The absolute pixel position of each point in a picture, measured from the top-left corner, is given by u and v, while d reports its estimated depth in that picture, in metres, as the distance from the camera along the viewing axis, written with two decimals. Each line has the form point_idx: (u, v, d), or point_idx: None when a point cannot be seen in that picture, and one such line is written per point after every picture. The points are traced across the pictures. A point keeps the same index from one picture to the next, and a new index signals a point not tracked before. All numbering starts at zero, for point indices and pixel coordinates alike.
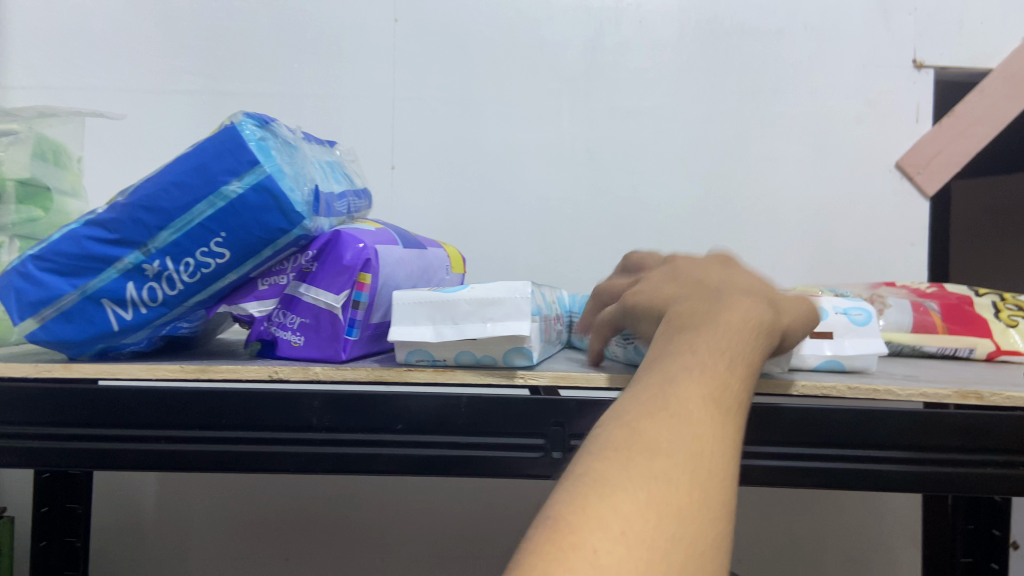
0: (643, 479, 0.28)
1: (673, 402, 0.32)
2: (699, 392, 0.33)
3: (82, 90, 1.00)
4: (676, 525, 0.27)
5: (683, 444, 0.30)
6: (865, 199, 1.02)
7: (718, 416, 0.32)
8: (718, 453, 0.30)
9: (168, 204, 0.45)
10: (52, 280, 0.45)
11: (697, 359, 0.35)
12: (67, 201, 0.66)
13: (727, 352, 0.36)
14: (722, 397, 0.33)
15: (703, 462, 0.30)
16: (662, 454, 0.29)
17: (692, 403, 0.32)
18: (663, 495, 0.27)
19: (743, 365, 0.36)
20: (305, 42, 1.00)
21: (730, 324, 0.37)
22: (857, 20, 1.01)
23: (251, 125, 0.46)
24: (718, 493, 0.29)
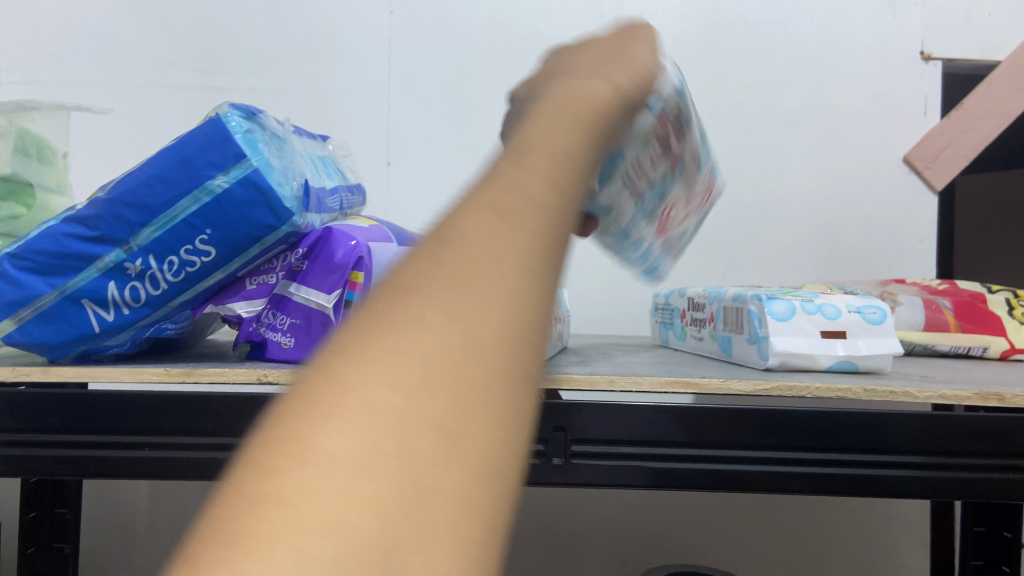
0: (391, 343, 0.15)
1: (461, 202, 0.19)
2: (510, 170, 0.19)
3: (71, 85, 0.98)
4: (455, 417, 0.15)
5: (470, 262, 0.17)
6: (872, 195, 1.00)
7: (541, 195, 0.19)
8: (543, 263, 0.18)
9: (151, 199, 0.43)
10: (30, 280, 0.43)
11: (517, 130, 0.21)
12: (51, 198, 0.64)
13: (566, 109, 0.22)
14: (551, 168, 0.20)
15: (511, 286, 0.17)
16: (432, 294, 0.16)
17: (486, 193, 0.19)
18: (420, 363, 0.15)
19: (598, 131, 0.23)
20: (299, 35, 0.98)
21: (576, 80, 0.24)
22: (863, 11, 0.99)
23: (237, 116, 0.44)
24: (531, 330, 0.17)
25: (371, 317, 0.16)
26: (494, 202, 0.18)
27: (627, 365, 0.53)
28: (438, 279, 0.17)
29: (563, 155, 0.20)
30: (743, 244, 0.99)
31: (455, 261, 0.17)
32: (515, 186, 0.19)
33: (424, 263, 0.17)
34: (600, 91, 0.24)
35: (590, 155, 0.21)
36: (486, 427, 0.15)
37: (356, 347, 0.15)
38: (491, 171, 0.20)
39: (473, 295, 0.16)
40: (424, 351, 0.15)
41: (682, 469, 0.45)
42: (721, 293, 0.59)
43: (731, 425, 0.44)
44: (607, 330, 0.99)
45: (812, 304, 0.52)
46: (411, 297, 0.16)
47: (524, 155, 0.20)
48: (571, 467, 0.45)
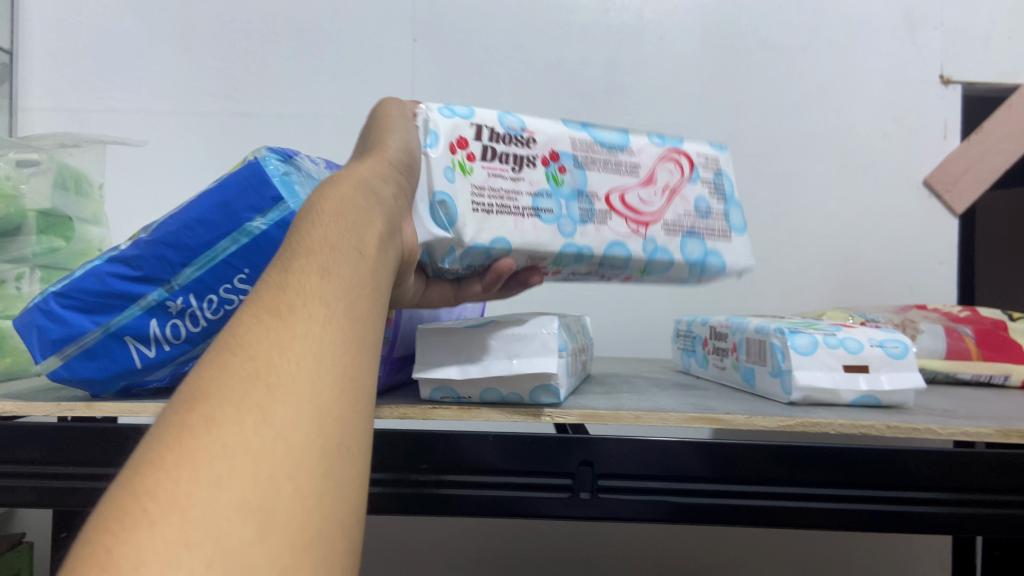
0: (199, 447, 0.20)
1: (249, 322, 0.24)
2: (289, 292, 0.26)
3: (102, 112, 1.00)
4: (270, 498, 0.20)
5: (267, 374, 0.23)
6: (892, 217, 1.00)
7: (325, 314, 0.26)
8: (332, 367, 0.24)
9: (193, 240, 0.45)
10: (75, 318, 0.44)
11: (289, 252, 0.28)
12: (88, 228, 0.67)
13: (336, 233, 0.29)
14: (329, 292, 0.26)
15: (305, 389, 0.23)
16: (236, 401, 0.22)
17: (272, 313, 0.25)
18: (232, 457, 0.20)
19: (364, 251, 0.30)
20: (326, 62, 1.00)
21: (322, 202, 0.31)
22: (882, 36, 1.00)
23: (274, 160, 0.46)
24: (325, 419, 0.23)
25: (176, 426, 0.21)
26: (280, 320, 0.25)
27: (652, 397, 0.54)
28: (240, 389, 0.22)
29: (336, 280, 0.27)
30: (763, 267, 1.00)
31: (248, 372, 0.23)
32: (298, 308, 0.25)
33: (248, 384, 0.22)
34: (357, 215, 0.31)
35: (361, 272, 0.29)
36: (296, 505, 0.20)
37: (168, 458, 0.20)
38: (264, 292, 0.26)
39: (271, 398, 0.22)
40: (232, 448, 0.20)
41: (706, 504, 0.46)
42: (744, 324, 0.59)
43: (758, 460, 0.45)
44: (628, 353, 1.00)
45: (835, 339, 0.53)
46: (211, 406, 0.21)
47: (299, 282, 0.26)
48: (598, 501, 0.46)
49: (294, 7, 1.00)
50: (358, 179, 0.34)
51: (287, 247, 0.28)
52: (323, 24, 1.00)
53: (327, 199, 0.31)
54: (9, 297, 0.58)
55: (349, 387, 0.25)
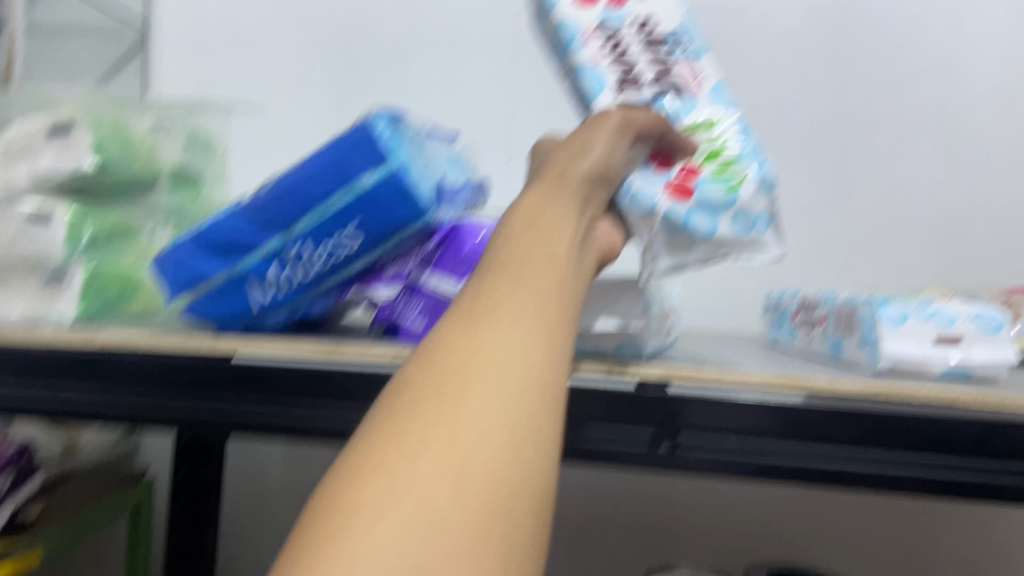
0: (403, 432, 0.29)
1: (451, 332, 0.32)
2: (480, 309, 0.33)
3: (224, 84, 1.07)
4: (469, 454, 0.28)
5: (459, 376, 0.30)
6: (1005, 199, 0.96)
7: (508, 327, 0.32)
8: (511, 369, 0.31)
9: (307, 194, 0.48)
10: (204, 261, 0.50)
11: (486, 275, 0.35)
12: (220, 184, 0.73)
13: (522, 257, 0.35)
14: (512, 309, 0.33)
15: (485, 389, 0.30)
16: (434, 395, 0.30)
17: (467, 327, 0.32)
18: (425, 440, 0.28)
19: (548, 270, 0.35)
20: (431, 37, 1.03)
21: (512, 225, 0.38)
22: (1000, 10, 0.96)
23: (382, 120, 0.49)
24: (502, 410, 0.30)
25: (394, 413, 0.30)
26: (471, 333, 0.32)
27: (735, 361, 0.55)
28: (435, 387, 0.30)
29: (520, 297, 0.33)
30: (862, 247, 0.98)
31: (444, 377, 0.30)
32: (485, 323, 0.32)
33: (447, 374, 0.30)
34: (542, 239, 0.37)
35: (545, 288, 0.34)
36: (486, 459, 0.28)
37: (389, 434, 0.29)
38: (468, 307, 0.33)
39: (458, 393, 0.30)
40: (429, 431, 0.29)
41: (781, 462, 0.47)
42: (835, 296, 0.60)
43: (830, 422, 0.46)
44: (719, 329, 1.00)
45: (925, 310, 0.53)
46: (417, 400, 0.30)
47: (489, 301, 0.33)
48: (677, 456, 0.49)
49: None
50: (545, 202, 0.39)
51: (483, 271, 0.35)
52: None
53: (518, 225, 0.38)
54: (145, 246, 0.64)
55: (529, 385, 0.31)
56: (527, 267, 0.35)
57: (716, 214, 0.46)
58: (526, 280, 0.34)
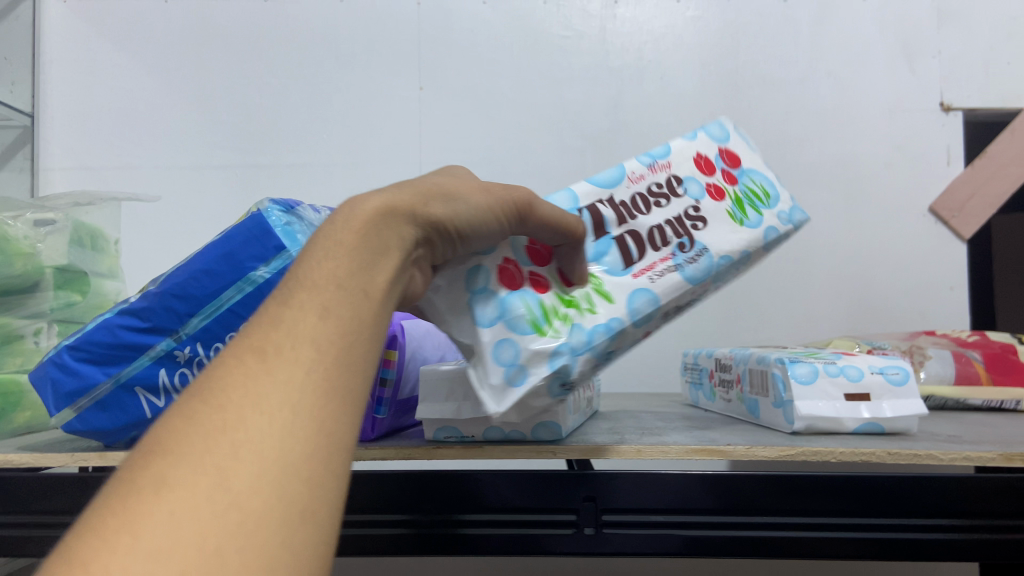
0: (133, 521, 0.17)
1: (227, 366, 0.21)
2: (280, 330, 0.22)
3: (119, 169, 1.03)
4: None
5: (233, 431, 0.19)
6: (900, 244, 1.00)
7: (314, 359, 0.21)
8: (310, 423, 0.20)
9: (199, 291, 0.46)
10: (88, 370, 0.46)
11: (292, 281, 0.24)
12: (104, 283, 0.69)
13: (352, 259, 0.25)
14: (324, 331, 0.22)
15: (269, 454, 0.19)
16: (192, 462, 0.19)
17: (255, 357, 0.21)
18: (166, 538, 0.17)
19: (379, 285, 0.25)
20: (334, 113, 1.03)
21: (345, 205, 0.26)
22: (880, 67, 1.02)
23: (276, 210, 0.47)
24: (287, 489, 0.19)
25: (125, 490, 0.18)
26: (261, 366, 0.21)
27: (655, 430, 0.54)
28: (197, 450, 0.19)
29: (339, 315, 0.23)
30: (773, 297, 1.00)
31: (213, 438, 0.19)
32: (284, 351, 0.21)
33: (206, 436, 0.19)
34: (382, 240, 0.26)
35: (371, 308, 0.24)
36: None
37: (110, 526, 0.17)
38: (257, 327, 0.22)
39: (231, 461, 0.19)
40: (178, 520, 0.17)
41: (711, 536, 0.46)
42: (747, 355, 0.60)
43: (755, 492, 0.46)
44: (641, 388, 1.00)
45: (835, 367, 0.53)
46: (164, 472, 0.18)
47: (295, 318, 0.22)
48: (604, 536, 0.46)
49: (303, 61, 1.03)
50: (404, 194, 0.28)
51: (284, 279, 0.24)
52: (330, 76, 1.03)
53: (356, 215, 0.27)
54: (28, 351, 0.60)
55: (331, 442, 0.21)
56: (356, 265, 0.24)
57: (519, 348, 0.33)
58: (348, 289, 0.23)
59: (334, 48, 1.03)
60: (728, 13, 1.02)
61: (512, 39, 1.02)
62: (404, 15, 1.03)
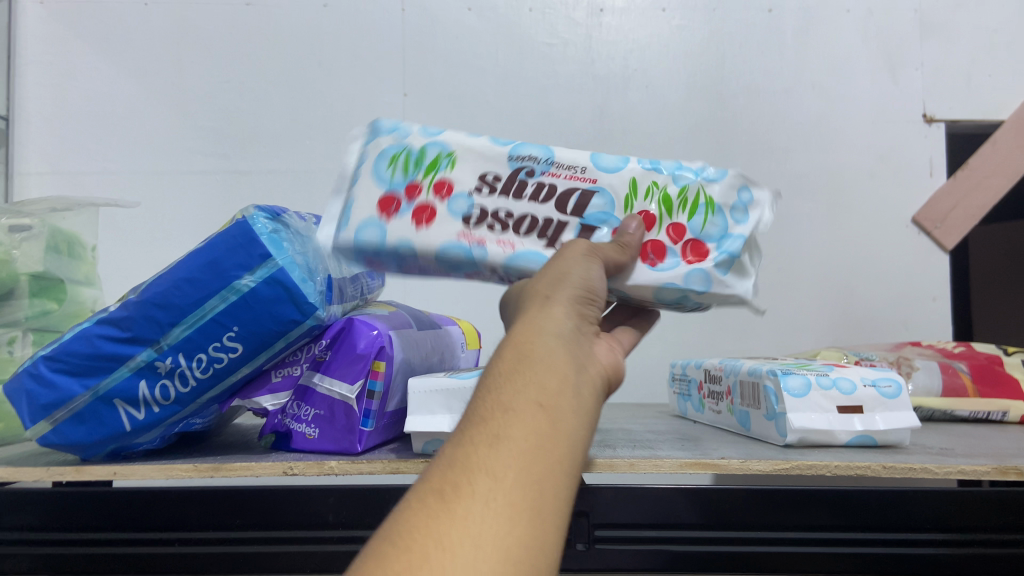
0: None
1: (413, 507, 0.24)
2: (458, 469, 0.25)
3: (96, 174, 1.01)
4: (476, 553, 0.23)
5: (425, 560, 0.22)
6: (884, 255, 1.01)
7: (492, 489, 0.25)
8: (494, 544, 0.23)
9: (181, 300, 0.45)
10: (64, 381, 0.45)
11: (465, 427, 0.28)
12: (81, 289, 0.67)
13: (510, 397, 0.28)
14: (498, 461, 0.26)
15: (498, 529, 0.24)
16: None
17: (436, 498, 0.25)
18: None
19: (545, 406, 0.28)
20: (317, 118, 1.01)
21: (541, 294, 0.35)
22: (865, 78, 1.02)
23: (262, 218, 0.46)
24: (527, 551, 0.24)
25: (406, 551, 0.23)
26: (442, 504, 0.24)
27: (647, 443, 0.53)
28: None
29: (517, 435, 0.27)
30: (757, 308, 1.00)
31: (462, 512, 0.24)
32: (461, 487, 0.25)
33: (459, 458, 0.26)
34: (539, 365, 0.30)
35: (542, 429, 0.27)
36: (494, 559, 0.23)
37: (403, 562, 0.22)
38: (442, 467, 0.26)
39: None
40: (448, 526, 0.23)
41: (698, 552, 0.46)
42: (737, 366, 0.59)
43: (743, 506, 0.46)
44: (626, 398, 0.99)
45: (827, 379, 0.52)
46: (432, 534, 0.23)
47: (468, 458, 0.26)
48: (596, 551, 0.46)
49: (286, 66, 1.02)
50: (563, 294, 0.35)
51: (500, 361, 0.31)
52: (313, 82, 1.02)
53: (509, 352, 0.31)
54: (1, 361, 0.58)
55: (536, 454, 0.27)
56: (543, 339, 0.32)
57: (731, 232, 0.42)
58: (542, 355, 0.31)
59: (317, 53, 1.02)
60: (714, 23, 1.02)
61: (497, 46, 1.02)
62: (389, 20, 1.02)
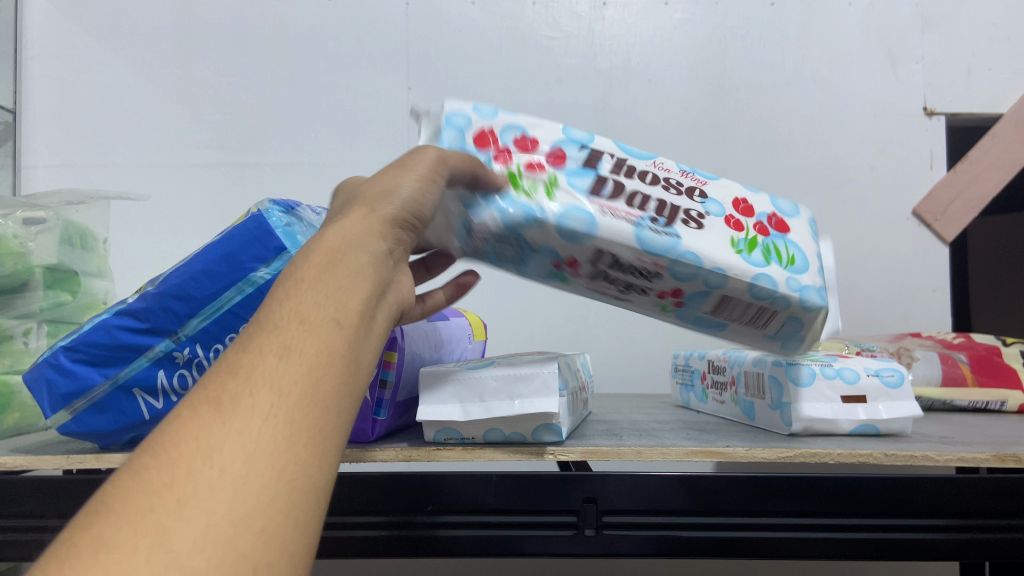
0: (98, 566, 0.19)
1: (185, 419, 0.23)
2: (238, 379, 0.25)
3: (103, 167, 1.02)
4: (241, 479, 0.22)
5: (194, 474, 0.22)
6: (884, 247, 1.02)
7: (273, 406, 0.24)
8: (266, 471, 0.23)
9: (198, 291, 0.46)
10: (84, 371, 0.46)
11: (251, 332, 0.27)
12: (93, 282, 0.68)
13: (307, 307, 0.28)
14: (282, 377, 0.25)
15: (278, 454, 0.23)
16: (135, 521, 0.20)
17: (212, 407, 0.24)
18: (204, 521, 0.21)
19: (340, 321, 0.28)
20: (322, 112, 1.02)
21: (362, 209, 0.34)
22: (866, 71, 1.03)
23: (277, 211, 0.47)
24: (309, 476, 0.24)
25: (158, 478, 0.22)
26: (219, 417, 0.23)
27: (653, 432, 0.54)
28: (144, 506, 0.21)
29: (298, 357, 0.26)
30: None
31: (236, 435, 0.23)
32: (240, 401, 0.24)
33: (233, 369, 0.25)
34: (344, 274, 0.30)
35: (332, 349, 0.27)
36: (264, 484, 0.22)
37: (154, 492, 0.21)
38: (213, 380, 0.25)
39: (174, 515, 0.21)
40: (223, 452, 0.22)
41: (697, 537, 0.47)
42: (742, 357, 0.60)
43: (750, 494, 0.47)
44: (629, 389, 1.00)
45: (831, 369, 0.53)
46: (194, 459, 0.22)
47: (252, 367, 0.25)
48: (605, 537, 0.47)
49: (291, 59, 1.02)
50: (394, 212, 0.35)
51: (306, 265, 0.30)
52: (319, 75, 1.02)
53: (317, 255, 0.30)
54: (17, 352, 0.59)
55: (327, 371, 0.26)
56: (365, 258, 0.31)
57: None
58: (360, 273, 0.30)
59: (322, 46, 1.02)
60: (716, 17, 1.03)
61: (501, 40, 1.02)
62: (393, 14, 1.02)
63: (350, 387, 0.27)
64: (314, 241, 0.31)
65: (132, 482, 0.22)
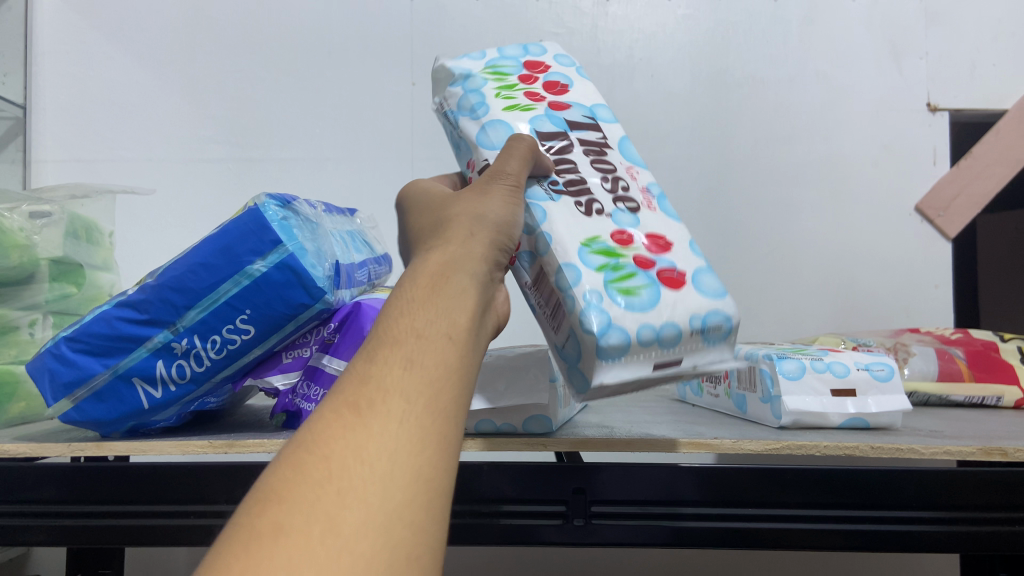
0: (261, 564, 0.19)
1: (326, 421, 0.24)
2: (370, 386, 0.25)
3: (111, 162, 1.04)
4: (386, 483, 0.22)
5: (340, 478, 0.22)
6: (885, 243, 1.02)
7: (405, 413, 0.24)
8: (409, 469, 0.23)
9: (196, 283, 0.47)
10: (85, 360, 0.47)
11: (375, 342, 0.27)
12: (99, 274, 0.69)
13: (424, 322, 0.28)
14: (410, 386, 0.25)
15: (416, 460, 0.23)
16: (303, 513, 0.21)
17: (351, 412, 0.24)
18: (356, 522, 0.21)
19: (457, 332, 0.28)
20: (326, 107, 1.03)
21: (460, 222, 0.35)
22: (869, 67, 1.03)
23: (273, 205, 0.48)
24: (443, 483, 0.24)
25: (308, 480, 0.22)
26: (358, 421, 0.24)
27: (645, 424, 0.55)
28: (309, 499, 0.21)
29: (424, 368, 0.26)
30: (759, 294, 1.01)
31: (377, 439, 0.23)
32: (377, 406, 0.24)
33: (363, 377, 0.25)
34: (454, 287, 0.30)
35: (451, 360, 0.27)
36: (408, 487, 0.23)
37: (307, 490, 0.22)
38: (347, 387, 0.25)
39: (338, 507, 0.21)
40: (366, 455, 0.23)
41: (692, 527, 0.48)
42: (735, 352, 0.61)
43: (740, 484, 0.48)
44: None
45: (822, 363, 0.54)
46: (339, 460, 0.22)
47: (382, 375, 0.25)
48: (592, 527, 0.48)
49: (296, 55, 1.03)
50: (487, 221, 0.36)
51: (418, 278, 0.30)
52: (323, 71, 1.03)
53: (421, 276, 0.31)
54: (23, 342, 0.60)
55: (449, 380, 0.26)
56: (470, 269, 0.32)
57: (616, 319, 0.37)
58: (468, 285, 0.31)
59: (327, 42, 1.03)
60: (719, 13, 1.03)
61: (505, 36, 1.03)
62: (398, 10, 1.03)
63: (470, 400, 0.27)
64: (420, 256, 0.32)
65: (280, 482, 0.22)
